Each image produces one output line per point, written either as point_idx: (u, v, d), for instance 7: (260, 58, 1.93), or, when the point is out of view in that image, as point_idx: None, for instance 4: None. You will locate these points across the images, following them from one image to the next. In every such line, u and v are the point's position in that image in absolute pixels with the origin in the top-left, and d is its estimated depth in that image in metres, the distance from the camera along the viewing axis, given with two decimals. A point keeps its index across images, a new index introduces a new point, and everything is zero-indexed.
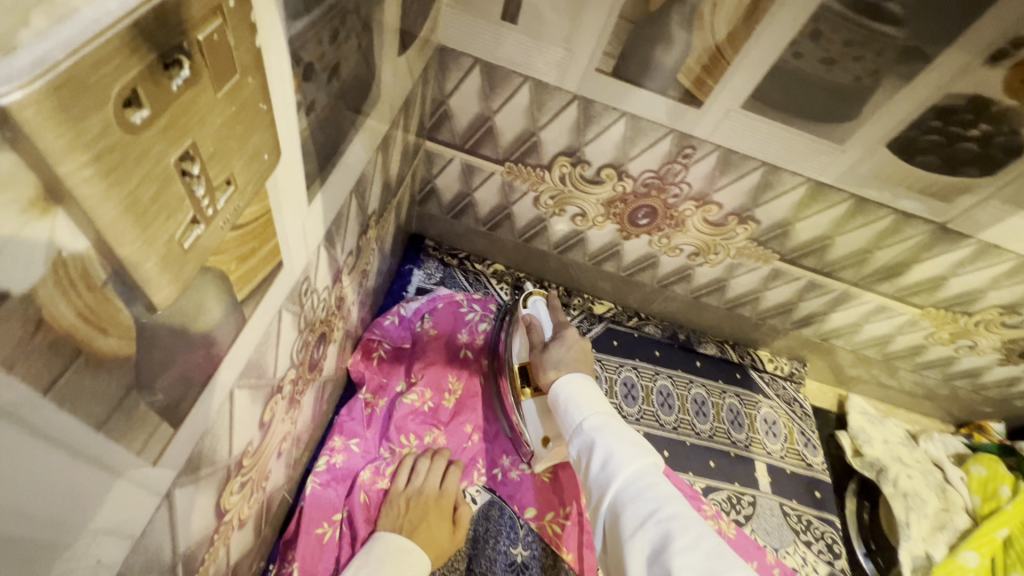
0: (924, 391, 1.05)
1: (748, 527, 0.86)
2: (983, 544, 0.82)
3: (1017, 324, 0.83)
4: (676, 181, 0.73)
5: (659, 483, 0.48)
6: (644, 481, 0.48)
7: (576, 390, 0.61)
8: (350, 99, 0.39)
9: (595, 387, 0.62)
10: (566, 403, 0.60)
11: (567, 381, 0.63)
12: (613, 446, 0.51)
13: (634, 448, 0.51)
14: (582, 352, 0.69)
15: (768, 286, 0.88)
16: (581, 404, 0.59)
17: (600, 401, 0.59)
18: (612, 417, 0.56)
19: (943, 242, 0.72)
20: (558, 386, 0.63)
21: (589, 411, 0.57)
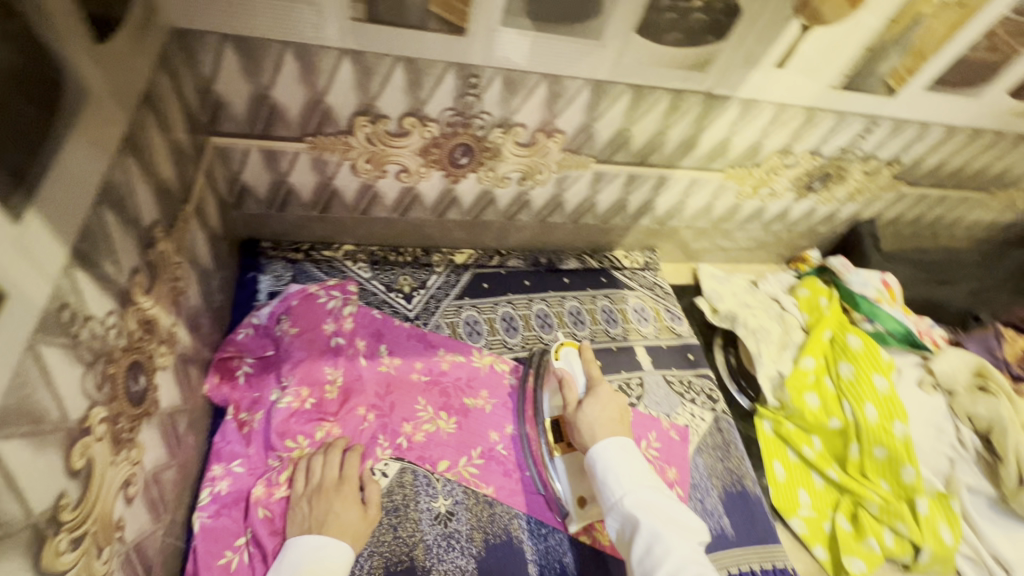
0: (755, 243, 1.21)
1: (641, 405, 0.95)
2: (815, 347, 0.99)
3: (795, 163, 0.98)
4: (476, 112, 0.76)
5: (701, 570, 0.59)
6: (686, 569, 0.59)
7: (614, 458, 0.70)
8: (29, 99, 0.34)
9: (629, 455, 0.71)
10: (605, 472, 0.70)
11: (605, 445, 0.72)
12: (661, 533, 0.62)
13: (678, 535, 0.62)
14: (616, 411, 0.77)
15: (597, 190, 0.95)
16: (620, 478, 0.69)
17: (638, 472, 0.69)
18: (651, 497, 0.67)
19: (714, 107, 0.82)
20: (597, 448, 0.72)
21: (630, 487, 0.67)
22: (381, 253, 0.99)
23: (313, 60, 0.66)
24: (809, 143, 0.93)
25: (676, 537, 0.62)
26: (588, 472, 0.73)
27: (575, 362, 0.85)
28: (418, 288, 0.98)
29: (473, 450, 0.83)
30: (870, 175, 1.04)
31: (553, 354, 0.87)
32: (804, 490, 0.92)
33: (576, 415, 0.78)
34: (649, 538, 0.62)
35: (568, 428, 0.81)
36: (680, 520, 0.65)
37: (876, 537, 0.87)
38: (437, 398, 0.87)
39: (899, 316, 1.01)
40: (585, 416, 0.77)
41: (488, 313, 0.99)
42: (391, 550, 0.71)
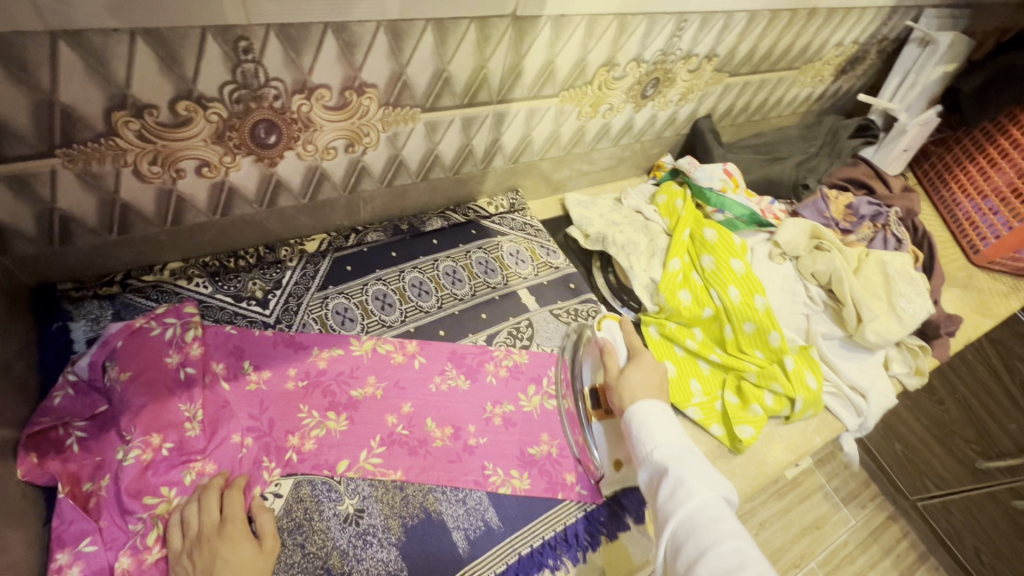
0: (611, 161, 1.23)
1: (534, 345, 0.96)
2: (679, 248, 1.04)
3: (623, 74, 0.98)
4: (264, 80, 0.66)
5: (721, 517, 0.59)
6: (706, 514, 0.60)
7: (650, 414, 0.72)
8: None
9: (666, 416, 0.72)
10: (641, 427, 0.72)
11: (642, 403, 0.74)
12: (685, 480, 0.64)
13: (702, 483, 0.63)
14: (657, 379, 0.80)
15: (436, 140, 0.89)
16: (653, 434, 0.71)
17: (671, 429, 0.71)
18: (681, 451, 0.68)
19: (526, 29, 0.79)
20: (632, 406, 0.75)
21: (663, 442, 0.69)
22: (217, 262, 0.87)
23: (17, 53, 0.52)
24: (630, 51, 0.94)
25: (700, 484, 0.63)
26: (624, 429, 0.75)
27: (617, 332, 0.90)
28: (273, 290, 0.89)
29: (373, 440, 0.79)
30: (694, 73, 1.08)
31: (598, 325, 0.92)
32: (695, 379, 0.99)
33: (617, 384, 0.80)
34: (674, 485, 0.64)
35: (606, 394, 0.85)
36: (709, 472, 0.66)
37: (758, 402, 0.96)
38: (320, 400, 0.81)
39: (743, 201, 1.09)
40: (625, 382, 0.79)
41: (357, 296, 0.92)
42: (304, 567, 0.67)
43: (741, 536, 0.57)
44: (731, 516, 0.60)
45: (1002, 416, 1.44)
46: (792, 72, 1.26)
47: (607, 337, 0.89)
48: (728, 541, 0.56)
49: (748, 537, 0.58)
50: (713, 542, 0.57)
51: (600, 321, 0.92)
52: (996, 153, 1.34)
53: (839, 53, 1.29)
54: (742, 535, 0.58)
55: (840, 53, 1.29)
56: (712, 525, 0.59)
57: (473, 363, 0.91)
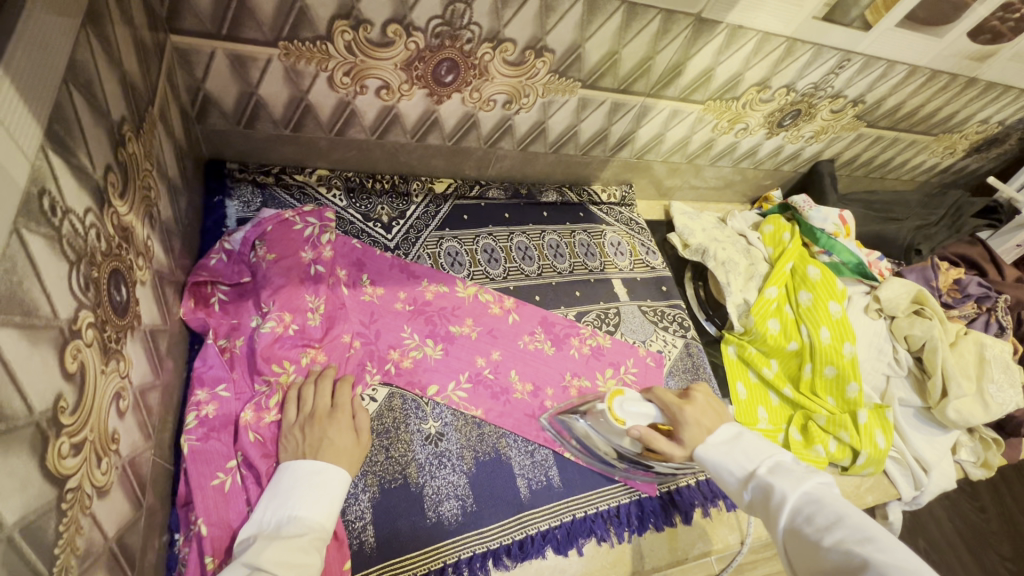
0: (724, 181, 1.24)
1: (618, 333, 0.99)
2: (779, 278, 1.04)
3: (770, 98, 0.99)
4: (465, 23, 0.71)
5: (819, 515, 0.50)
6: (802, 517, 0.51)
7: (710, 445, 0.63)
8: None
9: (729, 438, 0.63)
10: (709, 461, 0.63)
11: (704, 445, 0.64)
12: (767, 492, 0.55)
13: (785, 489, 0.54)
14: (713, 419, 0.67)
15: (581, 117, 0.93)
16: (722, 464, 0.62)
17: (739, 445, 0.62)
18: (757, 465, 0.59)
19: (703, 33, 0.82)
20: (692, 447, 0.66)
21: (734, 464, 0.61)
22: (357, 180, 0.94)
23: None
24: (786, 77, 0.95)
25: (786, 489, 0.54)
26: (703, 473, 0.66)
27: (634, 408, 0.73)
28: (397, 218, 0.95)
29: (461, 376, 0.84)
30: (836, 114, 1.08)
31: (617, 420, 0.72)
32: (762, 407, 1.01)
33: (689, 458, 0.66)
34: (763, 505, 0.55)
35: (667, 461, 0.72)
36: (792, 471, 0.57)
37: (822, 445, 0.96)
38: (422, 326, 0.86)
39: (853, 249, 1.08)
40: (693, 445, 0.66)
41: (469, 244, 0.98)
42: (384, 468, 0.73)
43: (848, 523, 0.47)
44: (830, 504, 0.51)
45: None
46: (927, 138, 1.24)
47: (632, 419, 0.73)
48: (834, 539, 0.47)
49: (854, 519, 0.48)
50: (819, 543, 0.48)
51: (614, 413, 0.73)
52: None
53: (981, 131, 1.26)
54: (849, 521, 0.48)
55: (982, 130, 1.26)
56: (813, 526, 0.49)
57: (561, 334, 0.94)
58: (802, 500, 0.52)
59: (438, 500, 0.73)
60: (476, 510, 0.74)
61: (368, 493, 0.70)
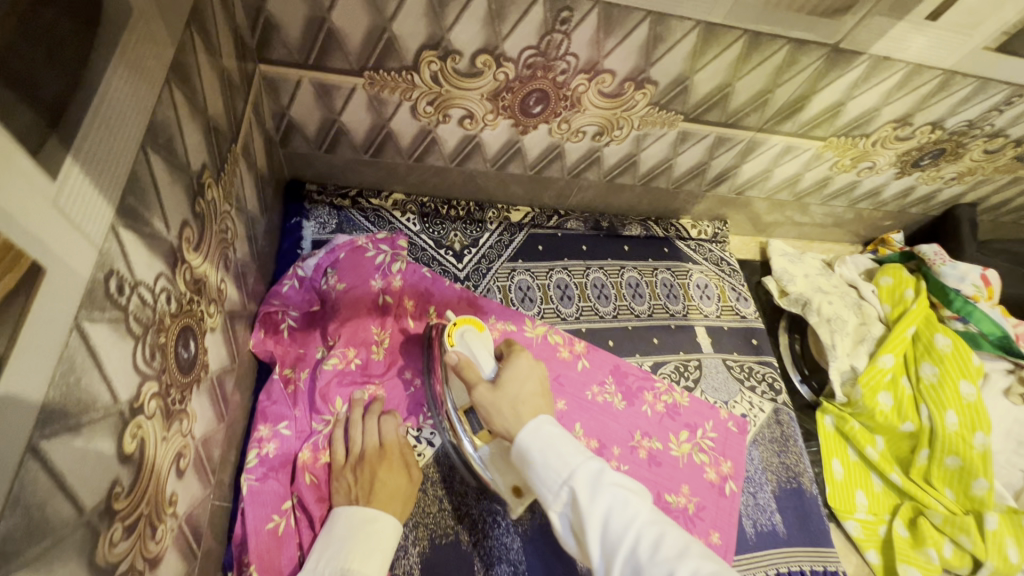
0: (834, 219, 1.09)
1: (697, 389, 0.90)
2: (897, 345, 0.89)
3: (910, 135, 0.84)
4: (561, 53, 0.65)
5: (664, 538, 0.46)
6: (648, 543, 0.46)
7: (547, 436, 0.55)
8: (64, 35, 0.27)
9: (562, 434, 0.56)
10: (539, 455, 0.54)
11: (537, 424, 0.57)
12: (607, 505, 0.49)
13: (627, 502, 0.49)
14: (539, 385, 0.64)
15: (678, 151, 0.84)
16: (554, 462, 0.53)
17: (574, 445, 0.55)
18: (593, 467, 0.52)
19: (838, 65, 0.70)
20: (521, 433, 0.57)
21: (567, 463, 0.53)
22: (432, 205, 0.90)
23: None
24: (934, 114, 0.80)
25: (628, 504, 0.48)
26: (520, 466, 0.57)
27: (473, 343, 0.69)
28: (470, 246, 0.91)
29: None
30: (990, 154, 0.91)
31: (449, 341, 0.70)
32: (862, 491, 0.87)
33: (487, 399, 0.63)
34: (599, 522, 0.48)
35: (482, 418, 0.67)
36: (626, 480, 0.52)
37: (936, 549, 0.81)
38: None
39: (996, 317, 0.91)
40: (501, 388, 0.63)
41: (541, 279, 0.92)
42: (437, 521, 0.69)
43: (693, 552, 0.45)
44: (671, 528, 0.48)
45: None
46: None
47: (464, 349, 0.69)
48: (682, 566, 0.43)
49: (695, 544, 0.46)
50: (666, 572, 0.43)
51: (450, 333, 0.71)
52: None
53: None
54: (692, 549, 0.46)
55: None
56: (657, 551, 0.45)
57: (634, 386, 0.87)
58: (645, 521, 0.48)
59: (489, 562, 0.69)
60: None
61: (418, 547, 0.67)
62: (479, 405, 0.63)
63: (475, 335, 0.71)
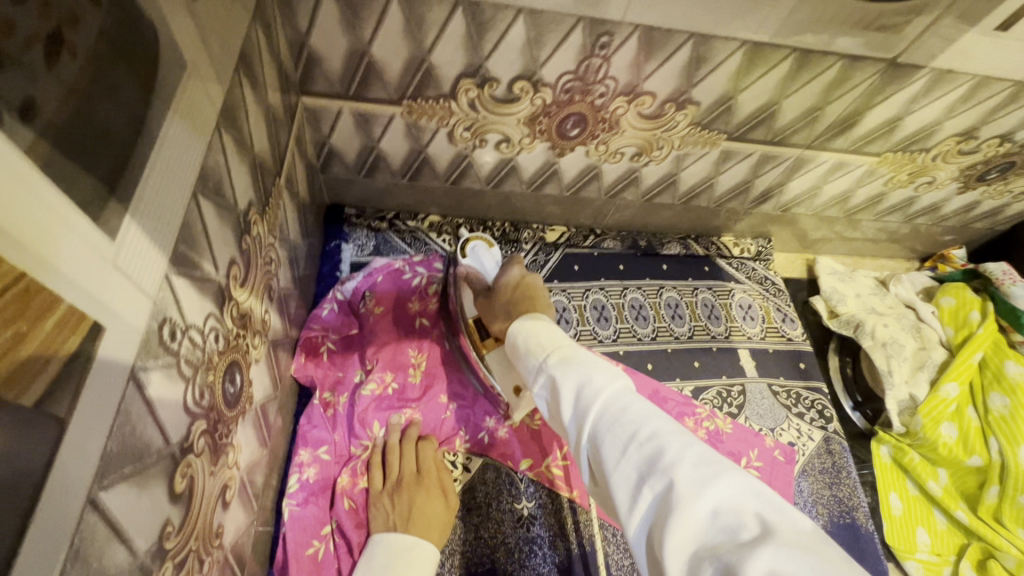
0: (888, 235, 1.04)
1: (742, 416, 0.86)
2: (962, 372, 0.83)
3: (974, 149, 0.79)
4: (600, 77, 0.63)
5: (630, 402, 0.39)
6: (615, 406, 0.39)
7: (534, 330, 0.52)
8: (122, 99, 0.28)
9: (550, 325, 0.53)
10: (526, 345, 0.51)
11: (525, 323, 0.54)
12: (573, 373, 0.43)
13: (594, 368, 0.42)
14: (531, 291, 0.62)
15: (721, 170, 0.81)
16: (535, 345, 0.50)
17: (564, 337, 0.50)
18: (572, 348, 0.47)
19: (896, 79, 0.66)
20: (514, 328, 0.54)
21: (547, 348, 0.48)
22: (468, 227, 0.91)
23: (421, 15, 0.55)
24: (1003, 126, 0.75)
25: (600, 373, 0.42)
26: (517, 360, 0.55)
27: (483, 257, 0.74)
28: None
29: (557, 453, 0.77)
30: None
31: (461, 254, 0.74)
32: (923, 529, 0.82)
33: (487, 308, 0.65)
34: (561, 386, 0.43)
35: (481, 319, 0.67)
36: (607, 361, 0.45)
37: None
38: None
39: None
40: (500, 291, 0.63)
41: (578, 299, 0.90)
42: (473, 550, 0.69)
43: (666, 419, 0.37)
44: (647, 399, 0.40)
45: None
46: None
47: (472, 262, 0.73)
48: (644, 427, 0.36)
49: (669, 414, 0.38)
50: (628, 431, 0.36)
51: (462, 245, 0.75)
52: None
53: None
54: (667, 418, 0.38)
55: None
56: (624, 414, 0.38)
57: (674, 413, 0.83)
58: (617, 388, 0.41)
59: None
60: None
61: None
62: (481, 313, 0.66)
63: (486, 252, 0.75)
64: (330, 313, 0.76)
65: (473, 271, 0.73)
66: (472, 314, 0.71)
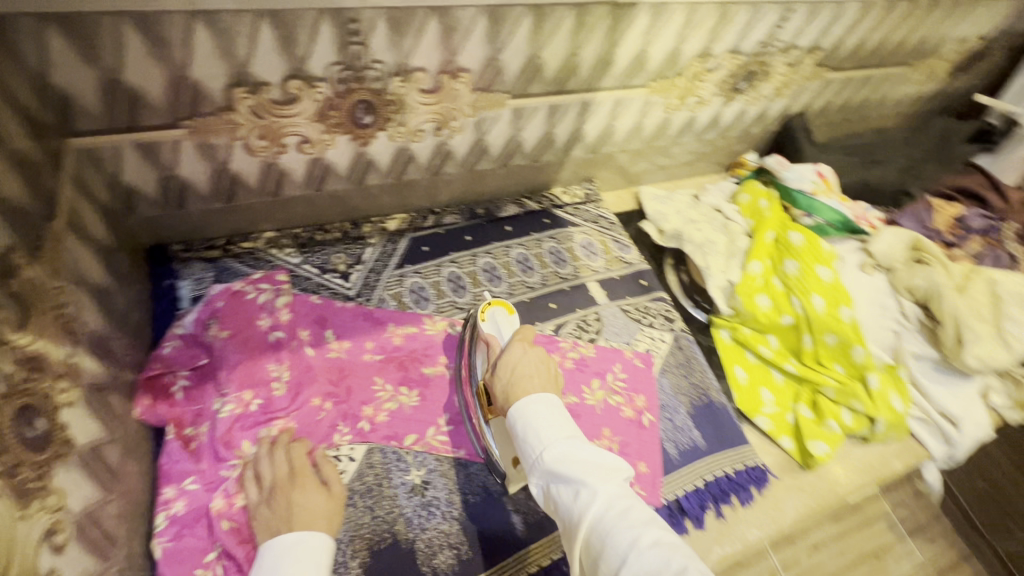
0: (692, 156, 1.19)
1: (601, 339, 0.95)
2: (761, 252, 0.99)
3: (717, 65, 0.94)
4: (367, 62, 0.69)
5: (632, 510, 0.56)
6: (616, 513, 0.55)
7: (533, 412, 0.65)
8: None
9: (549, 408, 0.66)
10: (524, 432, 0.64)
11: (527, 400, 0.67)
12: (579, 479, 0.58)
13: (601, 475, 0.58)
14: (544, 371, 0.72)
15: (520, 127, 0.89)
16: (536, 431, 0.63)
17: (559, 426, 0.64)
18: (573, 443, 0.62)
19: (623, 16, 0.77)
20: (514, 406, 0.67)
21: (547, 441, 0.62)
22: (306, 234, 0.93)
23: (161, 31, 0.57)
24: (727, 41, 0.90)
25: (599, 482, 0.58)
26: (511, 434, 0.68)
27: (500, 323, 0.84)
28: (354, 264, 0.93)
29: (439, 420, 0.81)
30: (792, 66, 1.02)
31: (479, 316, 0.85)
32: (765, 388, 0.95)
33: (497, 374, 0.73)
34: (573, 491, 0.58)
35: (489, 388, 0.76)
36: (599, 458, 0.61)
37: (835, 419, 0.91)
38: (394, 374, 0.84)
39: (836, 206, 1.03)
40: (507, 356, 0.74)
41: (432, 276, 0.95)
42: (371, 529, 0.70)
43: (655, 526, 0.54)
44: (638, 505, 0.57)
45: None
46: (901, 68, 1.17)
47: (490, 327, 0.84)
48: (644, 538, 0.52)
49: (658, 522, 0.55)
50: (632, 538, 0.53)
51: (483, 311, 0.86)
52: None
53: (959, 51, 1.19)
54: (655, 524, 0.55)
55: (959, 48, 1.19)
56: (625, 522, 0.54)
57: None
58: (614, 497, 0.57)
59: (432, 553, 0.70)
60: (471, 557, 0.71)
61: (358, 559, 0.68)
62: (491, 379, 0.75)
63: (505, 318, 0.86)
64: (173, 350, 0.75)
65: (489, 335, 0.83)
66: (481, 379, 0.80)
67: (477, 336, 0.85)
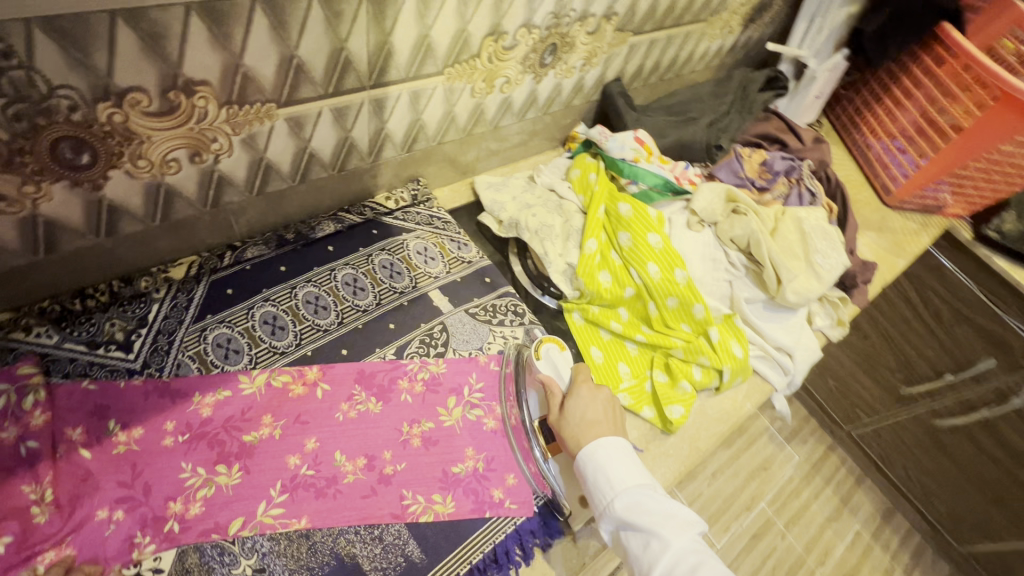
0: (523, 136, 1.14)
1: (450, 350, 0.89)
2: (595, 228, 0.98)
3: (514, 43, 0.88)
4: (45, 90, 0.53)
5: (700, 562, 0.66)
6: (686, 567, 0.65)
7: (601, 460, 0.75)
8: None
9: (618, 455, 0.76)
10: (594, 478, 0.74)
11: (594, 446, 0.76)
12: (650, 532, 0.68)
13: (672, 530, 0.68)
14: (604, 409, 0.82)
15: (306, 138, 0.78)
16: (608, 479, 0.74)
17: (628, 475, 0.74)
18: (643, 495, 0.72)
19: (386, 1, 0.68)
20: (583, 451, 0.76)
21: (618, 491, 0.72)
22: (59, 307, 0.74)
23: None
24: (517, 17, 0.84)
25: (670, 536, 0.68)
26: (579, 476, 0.78)
27: (553, 359, 0.89)
28: (137, 329, 0.76)
29: (272, 491, 0.70)
30: (594, 34, 1.00)
31: (535, 354, 0.89)
32: (622, 362, 0.96)
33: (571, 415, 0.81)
34: (645, 543, 0.68)
35: (555, 427, 0.83)
36: (668, 509, 0.71)
37: (686, 378, 0.94)
38: (206, 453, 0.71)
39: (656, 170, 1.04)
40: (578, 397, 0.83)
41: (243, 323, 0.81)
42: None
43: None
44: (708, 556, 0.67)
45: (944, 343, 1.49)
46: (700, 25, 1.21)
47: (548, 366, 0.88)
48: None
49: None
50: None
51: (538, 349, 0.89)
52: (906, 86, 1.40)
53: (745, 2, 1.25)
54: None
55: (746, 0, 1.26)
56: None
57: (385, 382, 0.83)
58: (685, 550, 0.67)
59: None
60: None
61: None
62: (557, 420, 0.82)
63: (557, 352, 0.90)
64: None
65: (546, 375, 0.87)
66: (539, 416, 0.85)
67: (531, 373, 0.88)
